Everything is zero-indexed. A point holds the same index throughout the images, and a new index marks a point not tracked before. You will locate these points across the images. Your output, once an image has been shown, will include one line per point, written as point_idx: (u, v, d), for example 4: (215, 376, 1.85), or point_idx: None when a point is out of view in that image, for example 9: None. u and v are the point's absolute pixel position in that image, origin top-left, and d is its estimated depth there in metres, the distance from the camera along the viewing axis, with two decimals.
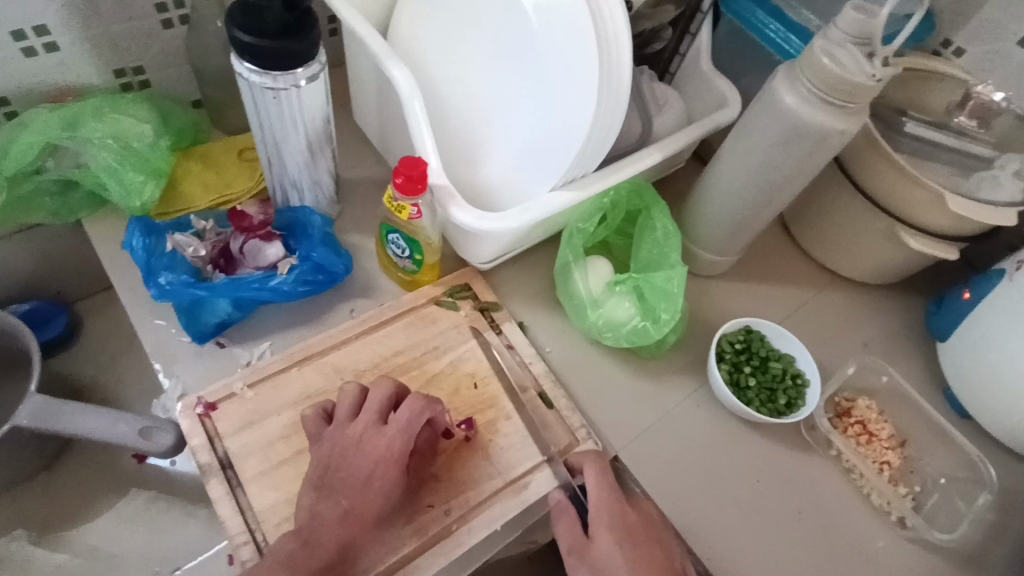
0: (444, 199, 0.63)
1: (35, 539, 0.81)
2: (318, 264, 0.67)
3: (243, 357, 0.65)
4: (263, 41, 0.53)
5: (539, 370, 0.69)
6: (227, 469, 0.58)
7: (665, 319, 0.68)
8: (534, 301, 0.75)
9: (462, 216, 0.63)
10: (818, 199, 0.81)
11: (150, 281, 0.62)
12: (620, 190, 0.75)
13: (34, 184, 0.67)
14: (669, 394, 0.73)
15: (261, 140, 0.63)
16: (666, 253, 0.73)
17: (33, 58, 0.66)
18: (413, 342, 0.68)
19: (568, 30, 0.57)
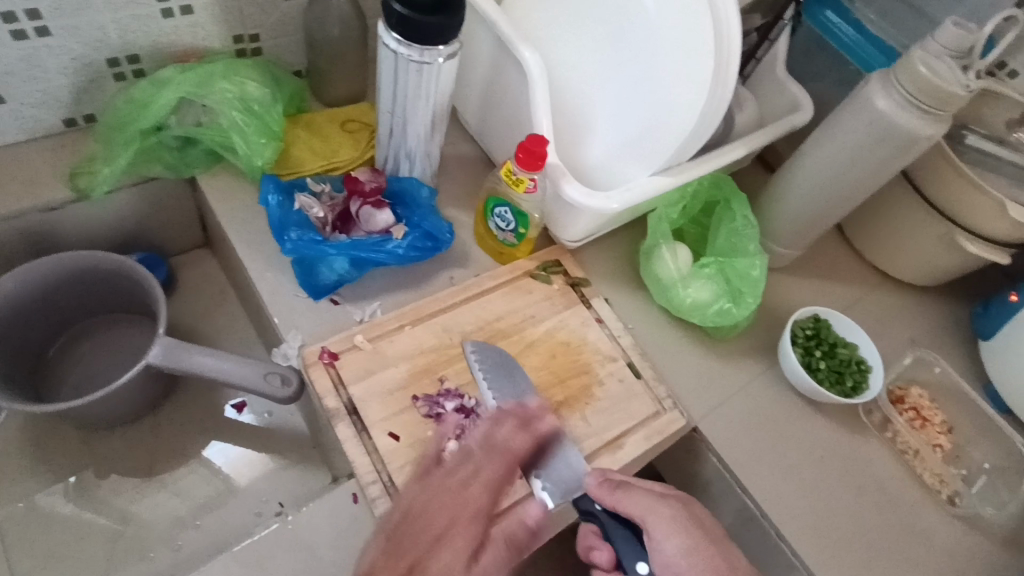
0: (555, 176, 0.68)
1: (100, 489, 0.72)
2: (428, 232, 0.71)
3: (356, 315, 0.69)
4: (416, 15, 0.57)
5: (626, 343, 0.73)
6: (352, 414, 0.61)
7: (747, 302, 0.74)
8: (618, 280, 0.80)
9: (571, 193, 0.67)
10: (877, 203, 0.88)
11: (281, 236, 0.66)
12: (702, 182, 0.81)
13: (159, 139, 0.70)
14: (740, 374, 0.78)
15: (389, 109, 0.67)
16: (745, 241, 0.79)
17: (169, 19, 0.69)
18: (512, 309, 0.72)
19: (691, 28, 0.61)
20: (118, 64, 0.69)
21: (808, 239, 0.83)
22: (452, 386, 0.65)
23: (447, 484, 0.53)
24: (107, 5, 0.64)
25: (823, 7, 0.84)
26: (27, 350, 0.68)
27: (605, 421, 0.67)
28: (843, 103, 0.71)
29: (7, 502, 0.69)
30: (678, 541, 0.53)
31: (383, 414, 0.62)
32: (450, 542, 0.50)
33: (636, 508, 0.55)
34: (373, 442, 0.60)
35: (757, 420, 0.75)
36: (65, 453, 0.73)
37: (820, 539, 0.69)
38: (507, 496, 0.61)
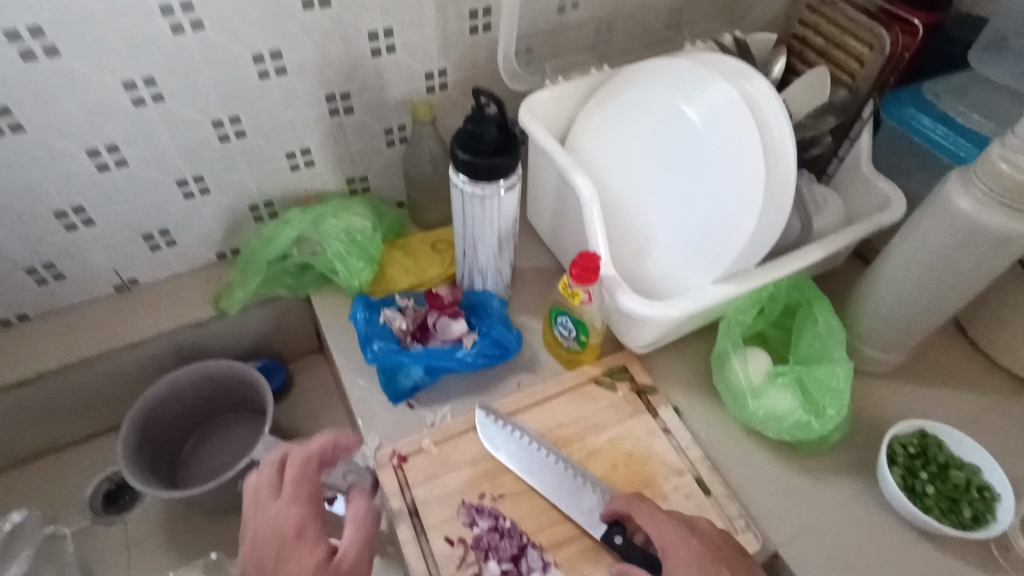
0: (615, 289, 0.71)
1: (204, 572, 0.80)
2: (496, 340, 0.77)
3: (429, 418, 0.75)
4: (478, 159, 0.66)
5: (696, 456, 0.71)
6: (414, 516, 0.65)
7: (830, 415, 0.68)
8: (689, 387, 0.78)
9: (630, 304, 0.70)
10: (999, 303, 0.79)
11: (366, 346, 0.75)
12: (779, 285, 0.78)
13: (281, 266, 0.85)
14: (834, 495, 0.71)
15: (461, 235, 0.75)
16: (830, 348, 0.74)
17: (296, 171, 0.85)
18: (575, 416, 0.74)
19: (740, 142, 0.67)
20: (257, 208, 0.86)
21: (911, 342, 0.76)
22: (490, 504, 0.66)
23: (268, 516, 0.60)
24: (250, 166, 0.82)
25: (903, 104, 0.81)
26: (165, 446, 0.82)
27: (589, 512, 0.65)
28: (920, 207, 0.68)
29: None
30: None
31: (443, 516, 0.65)
32: (297, 552, 0.58)
33: (657, 528, 0.60)
34: (430, 545, 0.63)
35: (856, 549, 0.67)
36: (189, 535, 0.83)
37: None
38: None
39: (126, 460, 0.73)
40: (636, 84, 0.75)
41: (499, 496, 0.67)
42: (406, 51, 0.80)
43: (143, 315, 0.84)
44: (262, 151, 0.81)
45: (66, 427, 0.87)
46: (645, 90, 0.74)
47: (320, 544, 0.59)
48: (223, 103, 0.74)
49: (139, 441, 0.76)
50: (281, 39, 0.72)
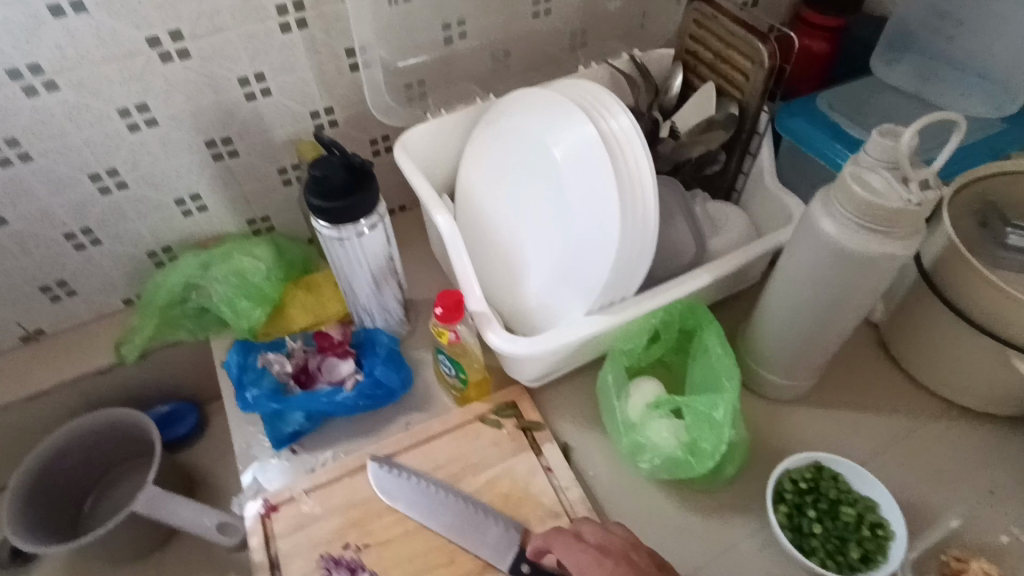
0: (483, 323, 0.69)
1: None
2: (377, 380, 0.76)
3: (310, 463, 0.74)
4: (329, 203, 0.65)
5: (575, 495, 0.68)
6: (276, 569, 0.64)
7: (708, 450, 0.65)
8: (580, 422, 0.75)
9: (495, 338, 0.68)
10: (910, 318, 0.74)
11: (240, 394, 0.74)
12: (671, 311, 0.74)
13: (181, 310, 0.86)
14: (725, 532, 0.67)
15: (337, 275, 0.75)
16: (719, 377, 0.70)
17: (189, 217, 0.86)
18: (454, 457, 0.72)
19: (595, 172, 0.64)
20: (156, 254, 0.88)
21: (811, 366, 0.72)
22: (351, 554, 0.64)
23: None
24: (140, 215, 0.83)
25: (794, 117, 0.77)
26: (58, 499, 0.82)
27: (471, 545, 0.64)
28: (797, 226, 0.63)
29: None
30: None
31: (305, 568, 0.64)
32: None
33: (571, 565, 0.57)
34: None
35: None
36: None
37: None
38: None
39: (8, 518, 0.74)
40: (511, 112, 0.73)
41: (364, 545, 0.65)
42: (284, 93, 0.80)
43: (47, 366, 0.86)
44: (150, 200, 0.82)
45: None
46: (515, 121, 0.72)
47: None
48: (97, 158, 0.75)
49: (33, 496, 0.78)
50: (148, 93, 0.72)
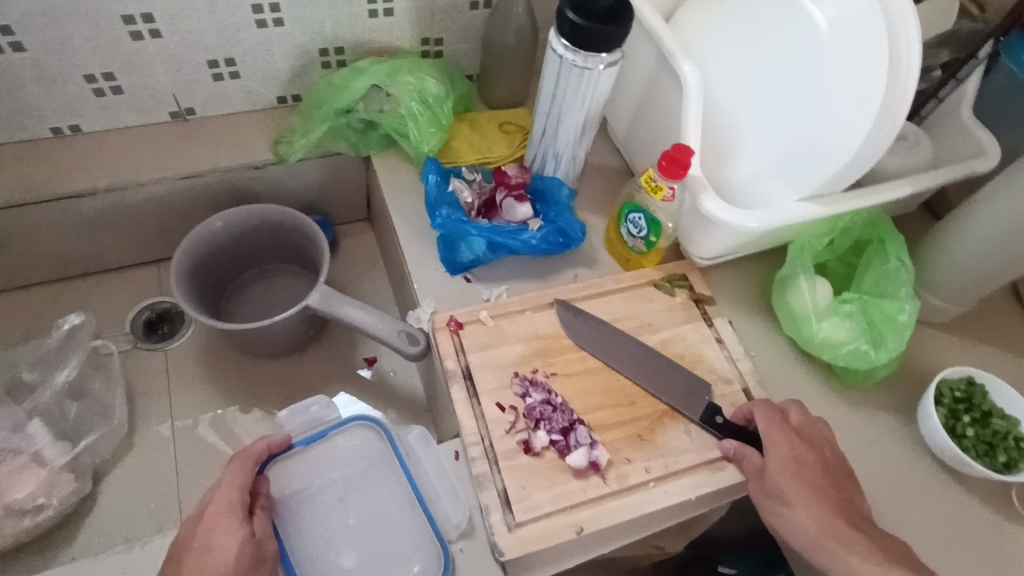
0: (345, 422, 0.69)
1: (245, 408, 0.83)
2: (561, 228, 0.75)
3: (484, 294, 0.75)
4: (589, 23, 0.61)
5: (744, 368, 0.71)
6: (467, 379, 0.67)
7: (888, 348, 0.69)
8: (745, 305, 0.77)
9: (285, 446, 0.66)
10: None
11: (433, 213, 0.73)
12: (857, 217, 0.75)
13: (346, 120, 0.82)
14: (870, 424, 0.72)
15: (545, 110, 0.72)
16: (898, 285, 0.72)
17: (373, 19, 0.80)
18: (630, 313, 0.74)
19: (860, 53, 0.60)
20: (327, 54, 0.82)
21: (975, 294, 0.75)
22: (543, 379, 0.68)
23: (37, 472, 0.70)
24: (329, 4, 0.76)
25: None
26: (205, 288, 0.82)
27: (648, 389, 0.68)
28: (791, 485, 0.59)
29: (177, 401, 0.82)
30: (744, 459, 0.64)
31: (496, 384, 0.67)
32: (26, 472, 0.69)
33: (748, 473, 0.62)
34: (484, 408, 0.65)
35: (884, 475, 0.69)
36: (230, 372, 0.85)
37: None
38: (598, 485, 0.62)
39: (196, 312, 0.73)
40: None
41: (551, 374, 0.68)
42: None
43: (200, 147, 0.82)
44: None
45: (115, 250, 0.87)
46: None
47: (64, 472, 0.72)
48: None
49: (195, 284, 0.79)
50: None
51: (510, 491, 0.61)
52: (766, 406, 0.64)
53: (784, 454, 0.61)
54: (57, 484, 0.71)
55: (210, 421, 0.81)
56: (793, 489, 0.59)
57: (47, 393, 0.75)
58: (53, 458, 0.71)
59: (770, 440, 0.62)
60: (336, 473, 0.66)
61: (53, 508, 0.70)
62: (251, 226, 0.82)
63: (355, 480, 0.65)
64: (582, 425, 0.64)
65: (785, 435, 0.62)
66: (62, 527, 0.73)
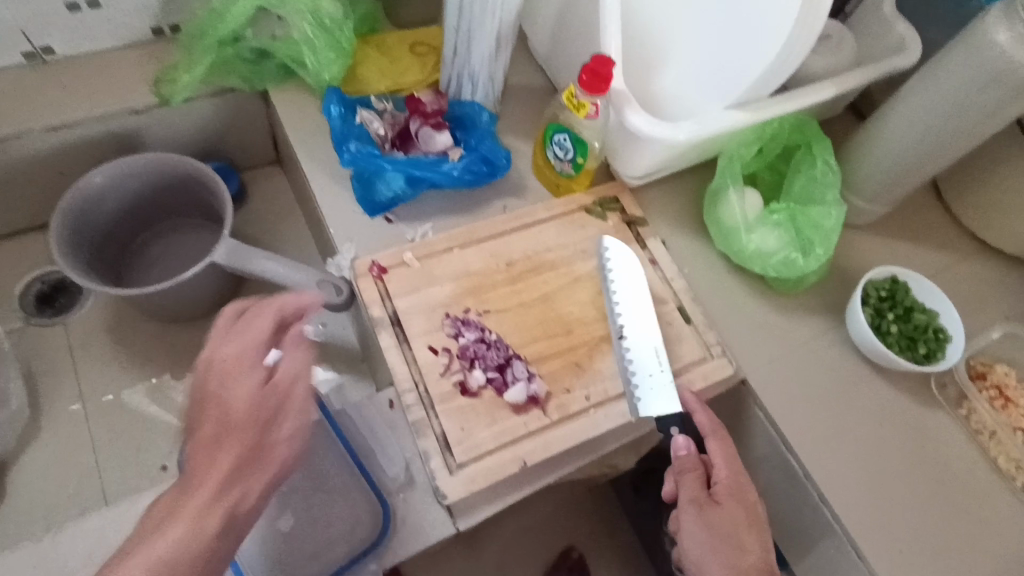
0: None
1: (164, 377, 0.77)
2: (484, 156, 0.71)
3: (408, 234, 0.70)
4: None
5: (679, 287, 0.70)
6: (396, 325, 0.64)
7: (817, 254, 0.69)
8: (678, 224, 0.76)
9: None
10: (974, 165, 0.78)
11: (341, 148, 0.68)
12: (783, 123, 0.73)
13: (234, 51, 0.73)
14: (801, 330, 0.73)
15: (455, 24, 0.66)
16: (824, 190, 0.72)
17: None
18: (562, 242, 0.71)
19: None
20: None
21: (898, 193, 0.75)
22: (475, 318, 0.65)
23: None
24: None
25: None
26: (101, 252, 0.75)
27: (583, 317, 0.67)
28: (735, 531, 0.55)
29: (89, 376, 0.76)
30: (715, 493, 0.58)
31: (426, 327, 0.64)
32: None
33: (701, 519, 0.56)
34: (415, 353, 0.62)
35: (815, 378, 0.70)
36: (143, 341, 0.79)
37: (885, 527, 0.64)
38: (538, 419, 0.61)
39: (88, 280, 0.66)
40: None
41: (485, 312, 0.66)
42: None
43: (64, 92, 0.72)
44: None
45: None
46: None
47: None
48: None
49: (83, 249, 0.71)
50: None
51: (449, 433, 0.59)
52: (727, 449, 0.58)
53: (737, 512, 0.56)
54: None
55: (147, 390, 0.76)
56: (732, 545, 0.54)
57: None
58: None
59: (726, 489, 0.57)
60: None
61: None
62: (142, 180, 0.74)
63: None
64: (519, 361, 0.63)
65: (745, 491, 0.57)
66: None
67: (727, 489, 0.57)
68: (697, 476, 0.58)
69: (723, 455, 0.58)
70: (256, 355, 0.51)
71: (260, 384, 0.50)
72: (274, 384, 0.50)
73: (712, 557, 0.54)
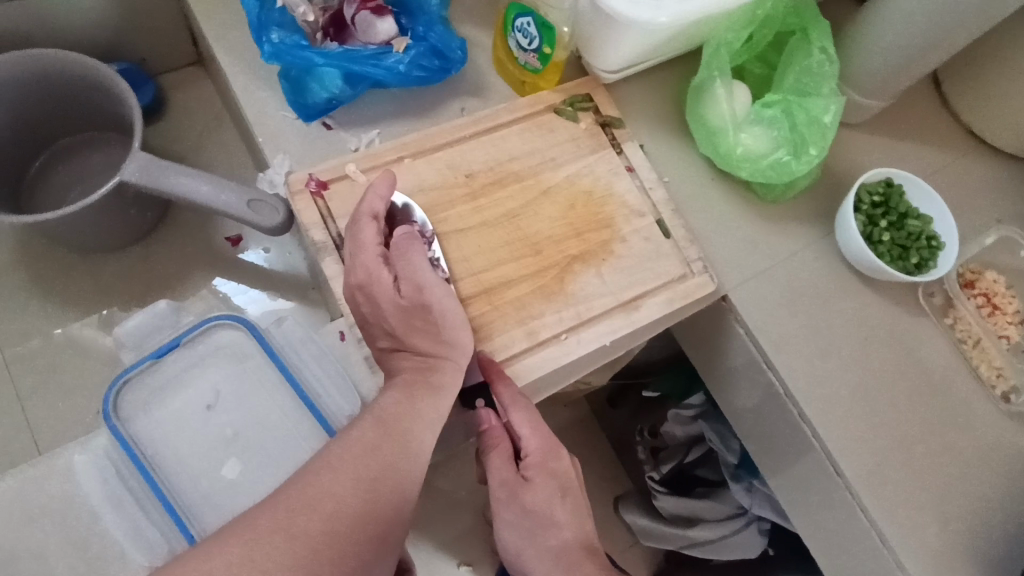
0: (201, 325, 0.65)
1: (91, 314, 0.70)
2: (435, 47, 0.60)
3: (351, 143, 0.61)
4: None
5: (659, 198, 0.63)
6: (341, 250, 0.56)
7: (809, 156, 0.63)
8: (659, 125, 0.67)
9: (131, 369, 0.63)
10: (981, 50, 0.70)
11: (262, 39, 0.57)
12: (778, 3, 0.64)
13: None
14: (788, 241, 0.68)
15: None
16: (820, 83, 0.65)
17: None
18: (529, 149, 0.63)
19: None
20: None
21: (898, 85, 0.68)
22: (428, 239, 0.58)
23: None
24: None
25: None
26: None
27: (553, 235, 0.60)
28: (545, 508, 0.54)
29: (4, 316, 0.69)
30: (543, 482, 0.54)
31: None
32: None
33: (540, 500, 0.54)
34: None
35: (800, 292, 0.66)
36: (64, 274, 0.70)
37: (862, 442, 0.62)
38: (507, 346, 0.56)
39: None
40: None
41: (444, 231, 0.58)
42: None
43: None
44: None
45: None
46: None
47: None
48: None
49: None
50: None
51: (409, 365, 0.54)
52: (533, 417, 0.53)
53: (550, 483, 0.54)
54: None
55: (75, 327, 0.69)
56: (562, 520, 0.54)
57: None
58: None
59: (537, 461, 0.54)
60: (201, 381, 0.64)
61: None
62: (27, 87, 0.62)
63: (231, 388, 0.64)
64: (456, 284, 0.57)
65: (555, 455, 0.55)
66: None
67: (539, 460, 0.54)
68: (501, 453, 0.54)
69: (528, 425, 0.53)
70: (429, 276, 0.53)
71: (398, 299, 0.53)
72: (406, 298, 0.53)
73: (534, 535, 0.55)
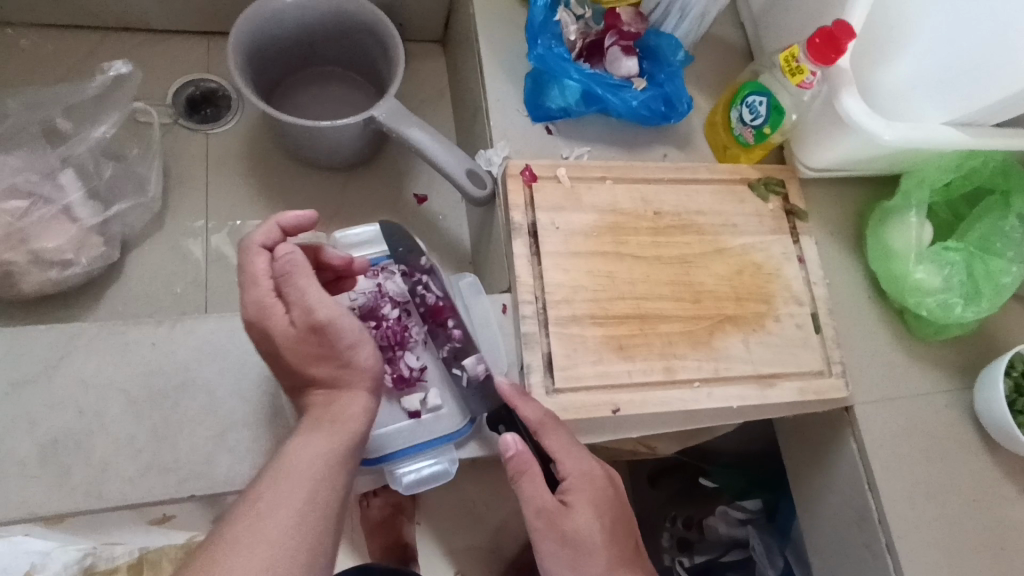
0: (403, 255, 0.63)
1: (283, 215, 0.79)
2: (667, 96, 0.67)
3: (564, 151, 0.68)
4: None
5: (820, 294, 0.66)
6: (533, 236, 0.62)
7: (980, 307, 0.64)
8: (836, 230, 0.71)
9: None
10: None
11: (533, 42, 0.65)
12: (990, 160, 0.67)
13: None
14: (926, 380, 0.68)
15: None
16: (1009, 244, 0.66)
17: None
18: (716, 209, 0.67)
19: None
20: None
21: None
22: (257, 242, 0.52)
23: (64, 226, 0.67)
24: None
25: None
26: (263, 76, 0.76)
27: (715, 291, 0.64)
28: (588, 536, 0.51)
29: (218, 190, 0.79)
30: (584, 513, 0.52)
31: (559, 249, 0.62)
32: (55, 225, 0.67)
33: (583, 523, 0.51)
34: (545, 270, 0.61)
35: (925, 432, 0.66)
36: (275, 175, 0.80)
37: None
38: (644, 375, 0.60)
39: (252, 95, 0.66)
40: None
41: (622, 253, 0.63)
42: None
43: None
44: None
45: (171, 12, 0.79)
46: None
47: (91, 231, 0.69)
48: None
49: (250, 68, 0.71)
50: None
51: (555, 355, 0.59)
52: (566, 439, 0.53)
53: (590, 509, 0.52)
54: (87, 244, 0.69)
55: (268, 220, 0.78)
56: (602, 551, 0.51)
57: (83, 147, 0.72)
58: (85, 218, 0.69)
59: (576, 487, 0.52)
60: None
61: (82, 266, 0.69)
62: (320, 17, 0.72)
63: None
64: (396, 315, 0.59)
65: (592, 483, 0.53)
66: (89, 287, 0.73)
67: (576, 485, 0.53)
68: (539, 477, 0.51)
69: (564, 445, 0.53)
70: (318, 295, 0.48)
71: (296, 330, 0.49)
72: (301, 326, 0.49)
73: (575, 566, 0.51)
